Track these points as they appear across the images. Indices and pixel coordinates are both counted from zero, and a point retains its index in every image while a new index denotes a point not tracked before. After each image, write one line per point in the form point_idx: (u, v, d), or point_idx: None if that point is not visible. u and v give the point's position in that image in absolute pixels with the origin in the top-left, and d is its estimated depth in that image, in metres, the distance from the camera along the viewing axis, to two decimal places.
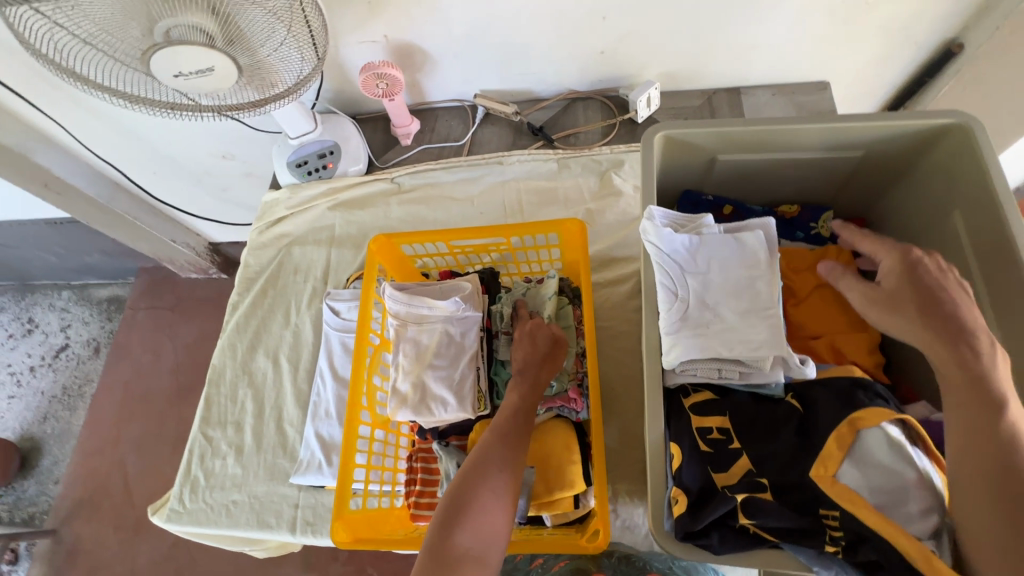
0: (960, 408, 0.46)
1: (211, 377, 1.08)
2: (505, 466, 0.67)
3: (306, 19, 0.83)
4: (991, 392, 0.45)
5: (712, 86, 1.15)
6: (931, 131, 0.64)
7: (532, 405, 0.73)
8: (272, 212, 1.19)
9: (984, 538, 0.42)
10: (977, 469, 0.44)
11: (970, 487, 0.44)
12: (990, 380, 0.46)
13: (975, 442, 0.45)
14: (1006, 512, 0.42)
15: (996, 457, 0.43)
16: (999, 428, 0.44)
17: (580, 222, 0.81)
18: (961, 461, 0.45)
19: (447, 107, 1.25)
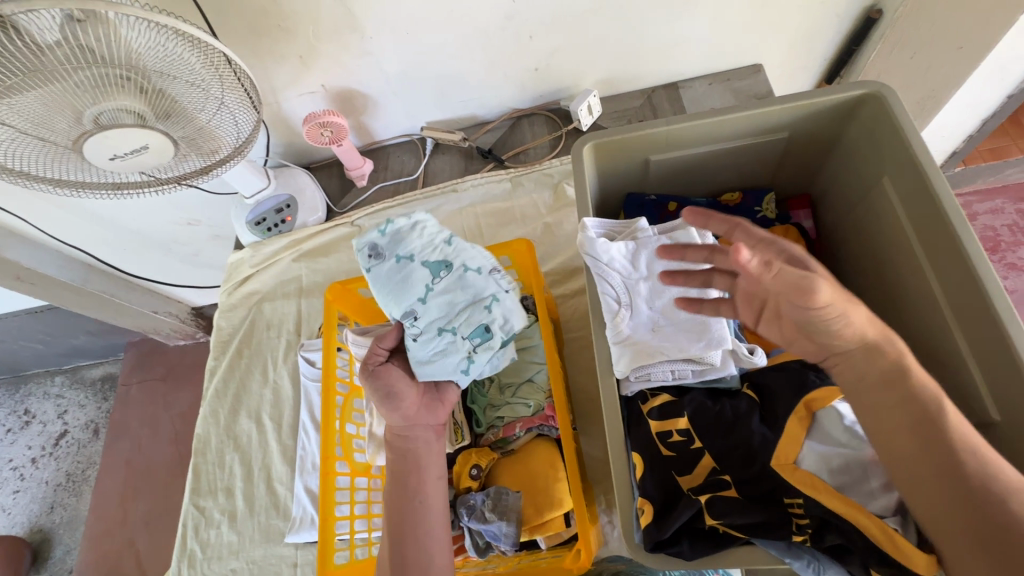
0: (882, 412, 0.46)
1: (197, 446, 1.08)
2: (415, 525, 0.69)
3: (238, 84, 0.85)
4: (914, 386, 0.45)
5: (650, 84, 1.17)
6: (847, 103, 0.66)
7: (403, 453, 0.74)
8: (237, 272, 1.19)
9: (952, 539, 0.41)
10: (929, 467, 0.43)
11: (922, 488, 0.43)
12: (903, 379, 0.45)
13: (909, 444, 0.44)
14: (961, 507, 0.41)
15: (931, 453, 0.43)
16: (933, 420, 0.43)
17: (527, 241, 0.82)
18: (905, 464, 0.44)
19: (398, 143, 1.26)
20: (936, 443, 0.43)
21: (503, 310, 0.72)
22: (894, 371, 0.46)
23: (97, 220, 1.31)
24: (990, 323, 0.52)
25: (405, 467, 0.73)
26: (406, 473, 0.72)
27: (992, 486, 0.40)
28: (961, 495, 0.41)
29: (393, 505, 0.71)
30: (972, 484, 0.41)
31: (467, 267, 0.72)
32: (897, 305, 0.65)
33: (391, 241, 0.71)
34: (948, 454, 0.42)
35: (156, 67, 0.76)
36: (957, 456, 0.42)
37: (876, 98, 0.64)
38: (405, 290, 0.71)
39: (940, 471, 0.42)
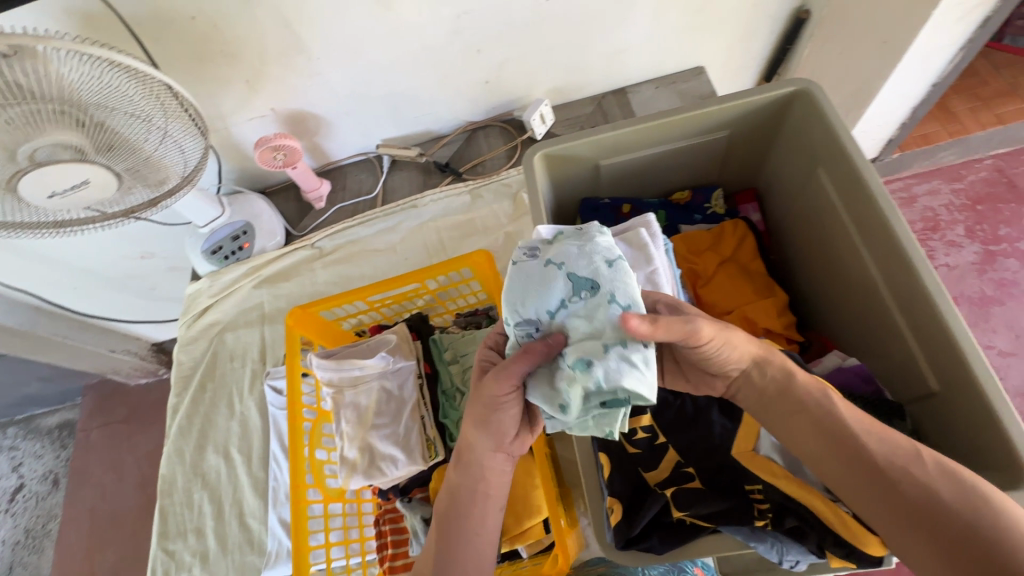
0: (785, 424, 0.48)
1: (163, 487, 1.04)
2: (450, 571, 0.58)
3: (187, 115, 0.84)
4: (801, 389, 0.48)
5: (599, 91, 1.20)
6: (780, 101, 0.69)
7: (472, 477, 0.59)
8: (195, 304, 1.16)
9: (885, 524, 0.43)
10: (840, 457, 0.45)
11: (846, 485, 0.45)
12: (791, 389, 0.48)
13: (816, 446, 0.46)
14: (880, 491, 0.43)
15: (836, 449, 0.45)
16: (828, 415, 0.46)
17: (487, 253, 0.79)
18: (823, 467, 0.46)
19: (354, 162, 1.25)
20: (838, 437, 0.45)
21: (626, 354, 0.44)
22: (781, 382, 0.49)
23: (43, 260, 1.25)
24: (922, 299, 0.55)
25: (466, 496, 0.60)
26: (461, 503, 0.60)
27: (895, 463, 0.43)
28: (876, 479, 0.43)
29: (439, 535, 0.60)
30: (881, 467, 0.43)
31: (616, 296, 0.46)
32: (841, 288, 0.68)
33: (555, 246, 0.51)
34: (851, 445, 0.45)
35: (95, 100, 0.74)
36: (858, 442, 0.45)
37: (805, 95, 0.67)
38: (529, 293, 0.48)
39: (851, 463, 0.45)
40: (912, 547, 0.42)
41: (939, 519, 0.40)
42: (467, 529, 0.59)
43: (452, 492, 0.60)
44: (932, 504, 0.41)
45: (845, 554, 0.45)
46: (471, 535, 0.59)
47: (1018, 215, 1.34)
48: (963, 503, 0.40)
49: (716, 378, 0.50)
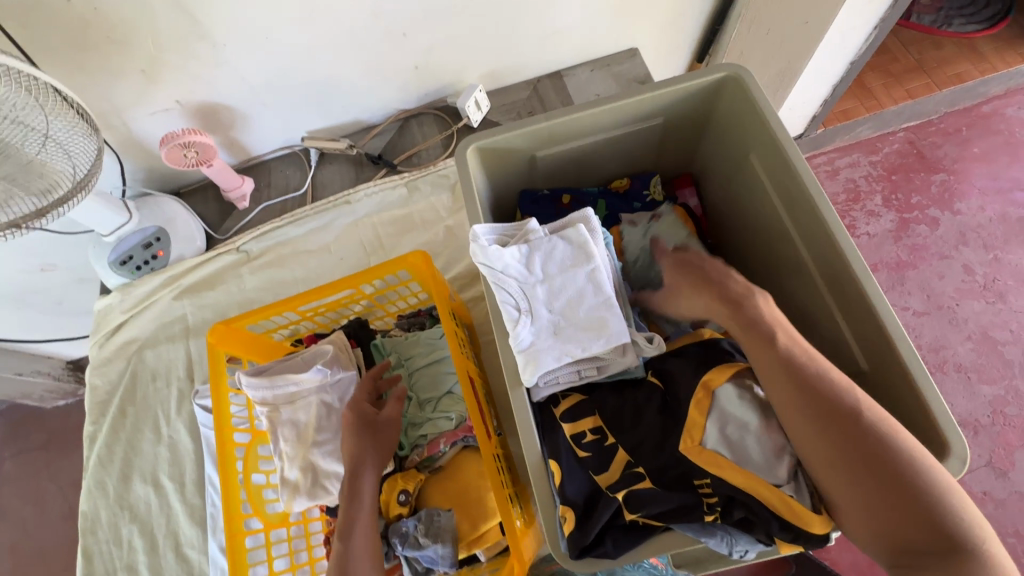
0: (752, 349, 0.51)
1: (85, 526, 0.94)
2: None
3: (75, 111, 0.76)
4: (760, 331, 0.51)
5: (534, 74, 1.16)
6: (711, 86, 0.69)
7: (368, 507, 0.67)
8: (107, 321, 1.05)
9: (825, 466, 0.45)
10: (789, 399, 0.47)
11: (793, 415, 0.47)
12: (757, 321, 0.52)
13: (775, 374, 0.49)
14: (824, 425, 0.45)
15: (793, 378, 0.47)
16: (778, 356, 0.49)
17: (424, 253, 0.75)
18: (776, 393, 0.48)
19: (279, 157, 1.16)
20: (796, 369, 0.48)
21: None
22: (750, 315, 0.53)
23: None
24: (850, 282, 0.56)
25: (363, 528, 0.66)
26: (352, 537, 0.65)
27: (839, 398, 0.45)
28: (821, 414, 0.45)
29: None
30: (831, 403, 0.45)
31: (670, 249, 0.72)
32: (778, 274, 0.70)
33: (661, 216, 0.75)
34: (806, 377, 0.47)
35: None
36: (805, 385, 0.47)
37: (735, 80, 0.67)
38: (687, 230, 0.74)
39: (800, 404, 0.46)
40: (839, 481, 0.44)
41: (873, 459, 0.43)
42: (366, 563, 0.64)
43: (345, 530, 0.65)
44: (867, 445, 0.43)
45: (793, 538, 0.45)
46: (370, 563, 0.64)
47: (927, 183, 1.43)
48: (887, 445, 0.43)
49: (693, 314, 0.60)
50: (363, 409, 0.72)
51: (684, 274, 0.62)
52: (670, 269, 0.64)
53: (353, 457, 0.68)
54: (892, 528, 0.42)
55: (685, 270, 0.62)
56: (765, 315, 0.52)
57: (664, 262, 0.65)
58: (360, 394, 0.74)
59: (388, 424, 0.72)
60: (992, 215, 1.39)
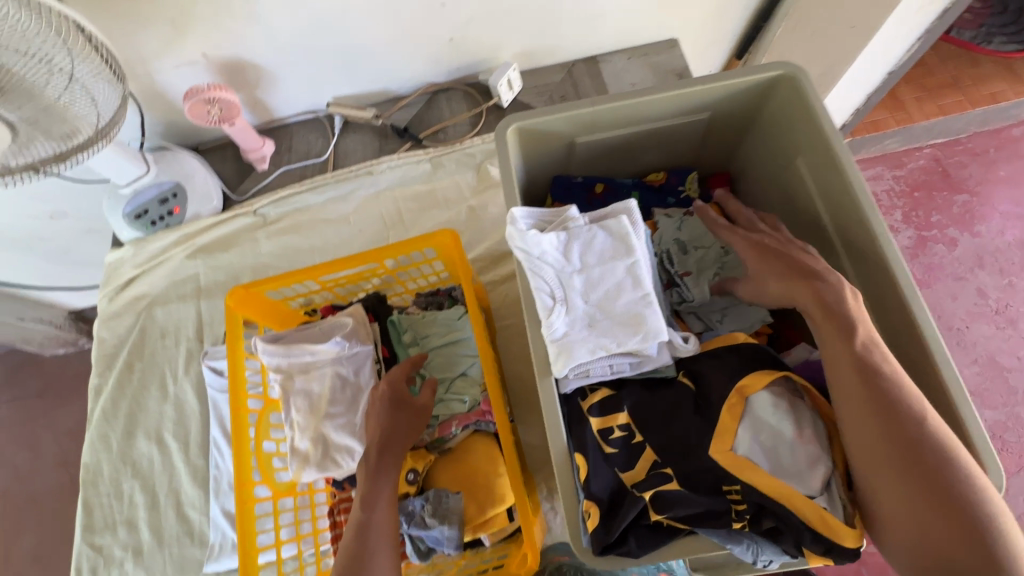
0: (825, 340, 0.51)
1: (86, 477, 0.94)
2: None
3: (103, 60, 0.74)
4: (842, 320, 0.50)
5: (569, 58, 1.14)
6: (764, 84, 0.66)
7: (391, 486, 0.65)
8: (118, 274, 1.04)
9: (878, 466, 0.45)
10: (858, 394, 0.47)
11: (855, 411, 0.47)
12: (841, 309, 0.51)
13: (847, 368, 0.48)
14: (885, 425, 0.45)
15: (862, 375, 0.47)
16: (855, 349, 0.48)
17: (452, 232, 0.73)
18: (843, 388, 0.48)
19: (301, 121, 1.14)
20: (868, 367, 0.47)
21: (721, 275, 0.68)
22: (835, 300, 0.52)
23: None
24: (894, 298, 0.55)
25: (382, 507, 0.64)
26: (371, 513, 0.63)
27: (908, 403, 0.45)
28: (886, 414, 0.45)
29: (347, 554, 0.61)
30: (897, 406, 0.45)
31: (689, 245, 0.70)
32: None
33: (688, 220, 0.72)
34: (876, 376, 0.46)
35: None
36: (878, 383, 0.46)
37: (791, 81, 0.64)
38: None
39: (869, 401, 0.46)
40: (889, 483, 0.44)
41: (927, 466, 0.43)
42: (383, 543, 0.62)
43: (366, 505, 0.63)
44: (927, 454, 0.43)
45: (824, 551, 0.44)
46: (387, 543, 0.62)
47: (949, 203, 1.41)
48: (948, 458, 0.43)
49: (778, 288, 0.57)
50: (399, 387, 0.71)
51: (769, 256, 0.60)
52: (749, 254, 0.62)
53: (382, 434, 0.68)
54: (935, 539, 0.42)
55: (770, 253, 0.60)
56: (849, 304, 0.51)
57: (741, 246, 0.63)
58: (397, 371, 0.73)
59: (420, 409, 0.71)
60: (1012, 240, 1.37)
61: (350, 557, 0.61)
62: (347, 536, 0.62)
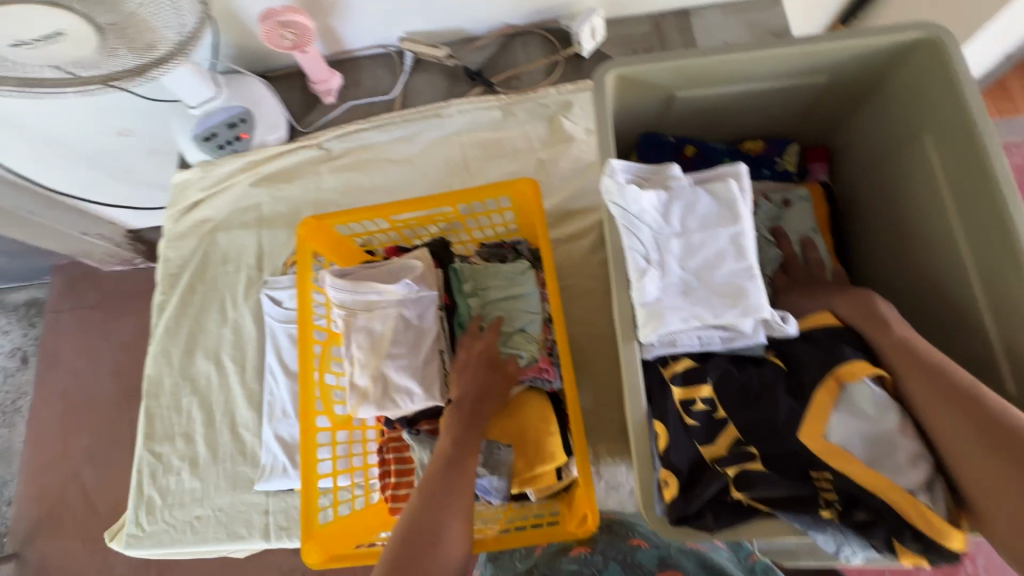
0: (868, 337, 0.52)
1: (149, 387, 0.98)
2: (439, 526, 0.59)
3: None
4: (875, 319, 0.51)
5: (659, 8, 1.05)
6: (898, 47, 0.59)
7: (475, 440, 0.66)
8: (184, 196, 1.05)
9: (956, 453, 0.44)
10: (915, 384, 0.47)
11: (922, 394, 0.47)
12: (870, 311, 0.52)
13: (897, 358, 0.49)
14: (957, 406, 0.44)
15: (916, 361, 0.48)
16: (894, 343, 0.50)
17: (532, 180, 0.73)
18: (901, 376, 0.48)
19: (371, 55, 1.09)
20: (917, 353, 0.48)
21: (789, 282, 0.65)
22: (861, 305, 0.53)
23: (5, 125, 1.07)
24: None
25: (465, 458, 0.64)
26: (452, 461, 0.64)
27: (967, 385, 0.45)
28: (954, 394, 0.45)
29: (426, 495, 0.61)
30: (958, 389, 0.45)
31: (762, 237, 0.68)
32: (920, 273, 0.63)
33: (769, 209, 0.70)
34: (932, 361, 0.47)
35: None
36: (930, 370, 0.47)
37: (932, 45, 0.56)
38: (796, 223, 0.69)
39: (926, 389, 0.46)
40: (971, 470, 0.42)
41: (1016, 441, 0.41)
42: (461, 491, 0.62)
43: (450, 453, 0.64)
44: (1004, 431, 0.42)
45: (923, 549, 0.42)
46: (465, 492, 0.63)
47: None
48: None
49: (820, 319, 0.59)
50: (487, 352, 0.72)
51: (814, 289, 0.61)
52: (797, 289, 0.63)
53: (472, 390, 0.69)
54: None
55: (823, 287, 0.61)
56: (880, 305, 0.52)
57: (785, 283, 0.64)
58: (472, 335, 0.75)
59: (508, 376, 0.72)
60: None
61: (428, 497, 0.61)
62: (426, 478, 0.63)
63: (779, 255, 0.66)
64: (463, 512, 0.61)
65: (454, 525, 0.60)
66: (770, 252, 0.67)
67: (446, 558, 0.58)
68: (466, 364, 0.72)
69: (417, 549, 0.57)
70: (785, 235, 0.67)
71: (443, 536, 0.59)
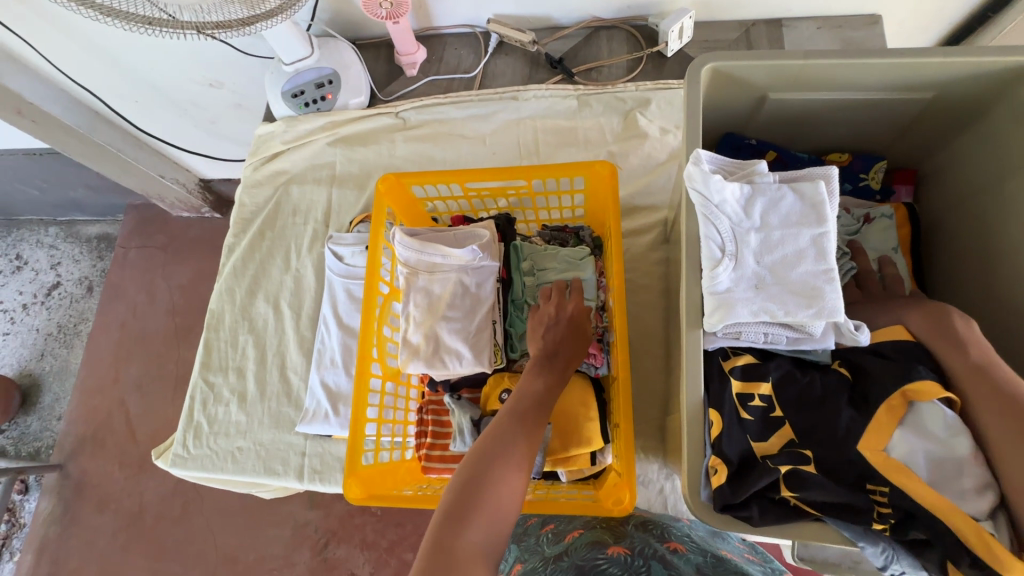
0: (943, 355, 0.50)
1: (210, 321, 1.03)
2: (512, 454, 0.59)
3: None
4: (952, 338, 0.50)
5: (751, 16, 1.03)
6: (1014, 71, 0.56)
7: (552, 388, 0.67)
8: (266, 147, 1.09)
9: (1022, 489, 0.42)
10: (988, 411, 0.45)
11: (994, 422, 0.45)
12: (947, 328, 0.50)
13: (972, 384, 0.47)
14: None
15: (991, 389, 0.46)
16: (968, 365, 0.48)
17: (610, 165, 0.76)
18: (974, 402, 0.47)
19: (457, 34, 1.12)
20: (994, 380, 0.46)
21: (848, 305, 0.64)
22: (938, 321, 0.51)
23: (111, 63, 1.14)
24: None
25: (542, 404, 0.65)
26: (529, 403, 0.65)
27: None
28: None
29: (500, 429, 0.62)
30: None
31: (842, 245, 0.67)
32: (1008, 311, 0.60)
33: (853, 222, 0.69)
34: (1011, 390, 0.45)
35: None
36: (1007, 398, 0.45)
37: None
38: (881, 240, 0.68)
39: (999, 418, 0.44)
40: None
41: None
42: (528, 429, 0.62)
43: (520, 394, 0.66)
44: None
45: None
46: (537, 432, 0.63)
47: None
48: None
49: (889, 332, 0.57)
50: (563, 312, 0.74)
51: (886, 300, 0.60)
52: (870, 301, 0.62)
53: (554, 344, 0.71)
54: None
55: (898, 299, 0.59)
56: (958, 324, 0.50)
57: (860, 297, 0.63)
58: (554, 292, 0.76)
59: (583, 337, 0.72)
60: None
61: (504, 429, 0.62)
62: (502, 414, 0.64)
63: (854, 268, 0.65)
64: (535, 449, 0.62)
65: (525, 457, 0.60)
66: (846, 262, 0.66)
67: (517, 486, 0.58)
68: (552, 320, 0.73)
69: (489, 471, 0.57)
70: (863, 250, 0.66)
71: (515, 464, 0.59)
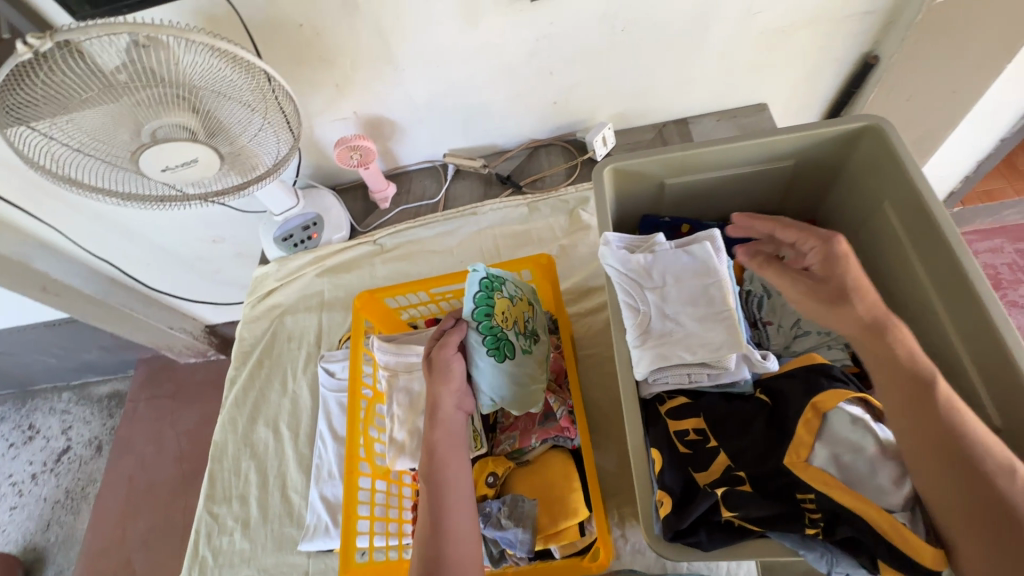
0: (890, 386, 0.50)
1: (214, 453, 1.09)
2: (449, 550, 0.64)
3: (283, 118, 0.87)
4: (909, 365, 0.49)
5: (661, 119, 1.23)
6: (848, 135, 0.71)
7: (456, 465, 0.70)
8: (262, 286, 1.23)
9: (949, 514, 0.44)
10: (925, 438, 0.47)
11: (922, 451, 0.46)
12: (901, 357, 0.50)
13: (916, 413, 0.48)
14: (964, 475, 0.44)
15: (935, 422, 0.46)
16: (920, 395, 0.48)
17: (548, 256, 0.91)
18: (909, 429, 0.48)
19: (420, 168, 1.31)
20: (940, 413, 0.47)
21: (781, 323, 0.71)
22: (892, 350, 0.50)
23: (127, 237, 1.32)
24: (992, 340, 0.55)
25: (453, 484, 0.68)
26: (448, 484, 0.68)
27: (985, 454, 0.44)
28: (964, 463, 0.44)
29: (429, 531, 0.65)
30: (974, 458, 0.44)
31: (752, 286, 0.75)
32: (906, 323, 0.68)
33: None
34: (948, 423, 0.46)
35: (209, 87, 0.76)
36: (953, 431, 0.46)
37: (875, 130, 0.68)
38: None
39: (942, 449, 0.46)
40: (962, 531, 0.43)
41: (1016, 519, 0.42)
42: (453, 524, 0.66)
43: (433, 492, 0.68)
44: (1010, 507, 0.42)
45: (901, 566, 0.45)
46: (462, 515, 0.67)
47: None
48: None
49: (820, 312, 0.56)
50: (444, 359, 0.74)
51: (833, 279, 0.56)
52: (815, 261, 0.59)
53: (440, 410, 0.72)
54: None
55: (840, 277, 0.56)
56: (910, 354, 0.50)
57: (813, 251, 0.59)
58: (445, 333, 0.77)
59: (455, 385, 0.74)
60: None
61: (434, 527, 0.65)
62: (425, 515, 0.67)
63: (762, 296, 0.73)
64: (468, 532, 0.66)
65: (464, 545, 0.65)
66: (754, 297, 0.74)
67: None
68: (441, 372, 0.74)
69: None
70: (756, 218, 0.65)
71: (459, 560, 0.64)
